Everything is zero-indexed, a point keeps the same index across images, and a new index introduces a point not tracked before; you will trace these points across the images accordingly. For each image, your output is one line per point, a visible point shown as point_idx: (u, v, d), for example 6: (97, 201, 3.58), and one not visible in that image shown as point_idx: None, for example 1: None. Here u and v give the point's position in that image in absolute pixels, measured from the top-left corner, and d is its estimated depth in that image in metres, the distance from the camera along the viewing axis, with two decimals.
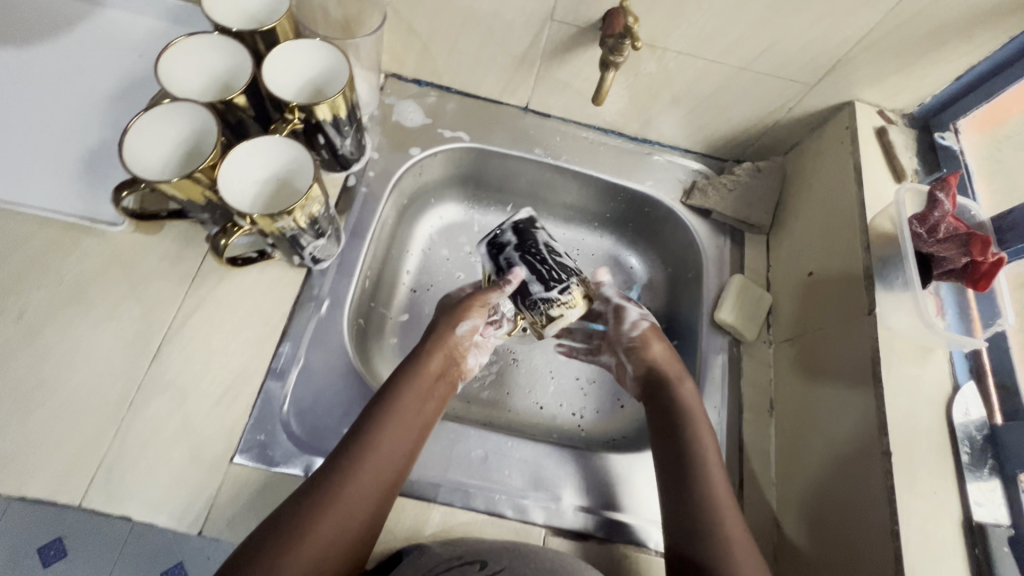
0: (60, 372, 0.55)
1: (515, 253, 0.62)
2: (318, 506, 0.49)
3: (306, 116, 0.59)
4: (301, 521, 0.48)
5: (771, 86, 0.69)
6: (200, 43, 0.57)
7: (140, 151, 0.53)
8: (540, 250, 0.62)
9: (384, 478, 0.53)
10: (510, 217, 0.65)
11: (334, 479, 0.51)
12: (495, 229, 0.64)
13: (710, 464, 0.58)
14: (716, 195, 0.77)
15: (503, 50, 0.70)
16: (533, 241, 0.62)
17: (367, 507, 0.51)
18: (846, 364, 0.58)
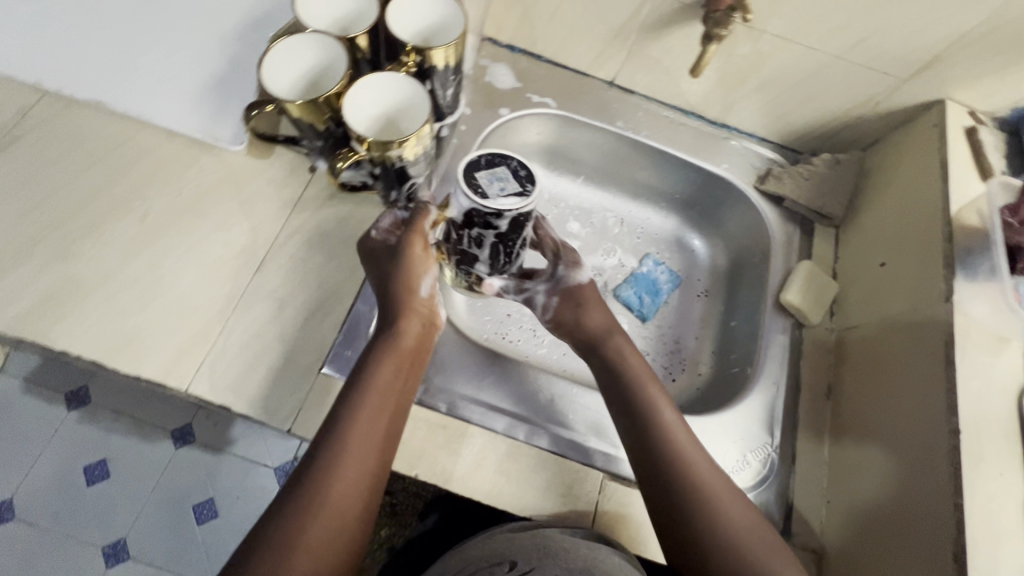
0: (175, 272, 0.61)
1: (491, 239, 0.54)
2: (307, 515, 0.46)
3: (420, 60, 0.62)
4: (296, 533, 0.46)
5: (863, 78, 0.70)
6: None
7: (276, 74, 0.58)
8: (515, 241, 0.55)
9: (369, 467, 0.50)
10: (518, 205, 0.48)
11: (315, 488, 0.48)
12: (487, 209, 0.48)
13: (708, 485, 0.54)
14: (791, 183, 0.78)
15: (602, 21, 0.73)
16: (515, 235, 0.54)
17: (360, 505, 0.49)
18: (915, 349, 0.60)
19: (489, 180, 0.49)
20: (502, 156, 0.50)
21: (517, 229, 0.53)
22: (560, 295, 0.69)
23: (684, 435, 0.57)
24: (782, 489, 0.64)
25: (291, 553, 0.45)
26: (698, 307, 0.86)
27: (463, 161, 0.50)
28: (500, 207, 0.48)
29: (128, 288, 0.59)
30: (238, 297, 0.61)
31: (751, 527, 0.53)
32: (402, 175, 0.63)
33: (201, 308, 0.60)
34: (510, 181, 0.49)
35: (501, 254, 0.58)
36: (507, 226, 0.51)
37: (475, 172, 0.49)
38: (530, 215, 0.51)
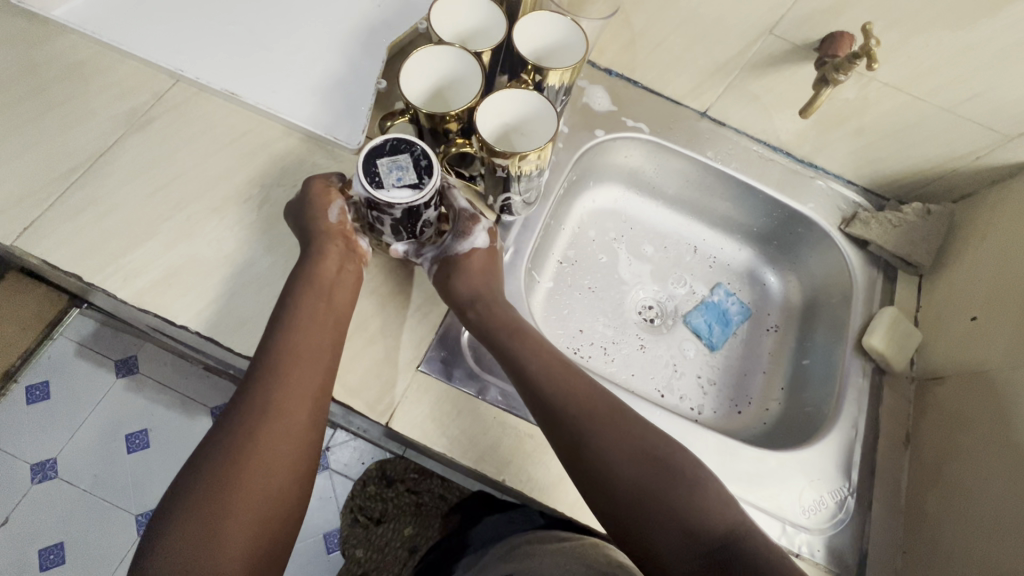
0: (288, 260, 0.64)
1: (389, 221, 0.57)
2: (259, 418, 0.52)
3: (538, 79, 0.65)
4: (250, 437, 0.51)
5: (966, 133, 0.70)
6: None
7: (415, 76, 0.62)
8: (411, 224, 0.58)
9: (304, 371, 0.55)
10: (411, 198, 0.53)
11: (256, 400, 0.53)
12: (386, 202, 0.53)
13: (604, 426, 0.55)
14: (878, 228, 0.78)
15: (707, 55, 0.75)
16: (412, 219, 0.57)
17: (304, 407, 0.54)
18: (1004, 409, 0.60)
19: (389, 169, 0.53)
20: (407, 144, 0.54)
21: (416, 218, 0.57)
22: (444, 265, 0.65)
23: (571, 375, 0.59)
24: (857, 533, 0.64)
25: (249, 452, 0.50)
26: (768, 342, 0.87)
27: (368, 146, 0.54)
28: (391, 198, 0.53)
29: (246, 270, 0.63)
30: None
31: (650, 452, 0.54)
32: (512, 183, 0.64)
33: None
34: (409, 171, 0.54)
35: (406, 232, 0.60)
36: (401, 215, 0.55)
37: (378, 158, 0.53)
38: (427, 206, 0.56)
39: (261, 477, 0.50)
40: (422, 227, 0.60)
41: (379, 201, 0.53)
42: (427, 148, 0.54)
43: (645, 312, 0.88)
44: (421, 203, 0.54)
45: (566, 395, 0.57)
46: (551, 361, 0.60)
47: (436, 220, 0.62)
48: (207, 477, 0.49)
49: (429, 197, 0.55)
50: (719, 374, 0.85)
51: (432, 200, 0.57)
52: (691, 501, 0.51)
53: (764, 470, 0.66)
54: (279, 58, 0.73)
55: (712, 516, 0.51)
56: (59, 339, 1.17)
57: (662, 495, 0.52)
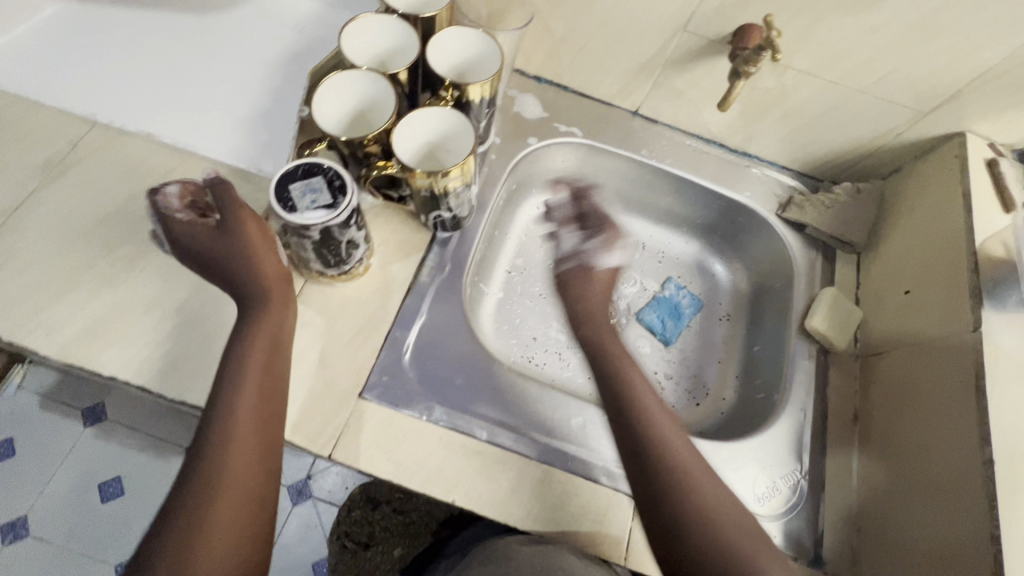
0: (219, 299, 0.63)
1: (311, 246, 0.56)
2: (216, 467, 0.48)
3: (458, 94, 0.65)
4: (207, 487, 0.47)
5: (883, 111, 0.72)
6: (377, 20, 0.64)
7: (327, 105, 0.61)
8: (334, 247, 0.58)
9: (259, 408, 0.52)
10: (326, 218, 0.53)
11: (205, 446, 0.49)
12: (301, 224, 0.53)
13: (698, 463, 0.54)
14: (813, 211, 0.80)
15: (628, 54, 0.76)
16: (334, 241, 0.57)
17: (264, 446, 0.51)
18: (941, 379, 0.61)
19: (302, 192, 0.53)
20: (319, 167, 0.54)
21: (337, 238, 0.57)
22: (578, 264, 0.69)
23: (659, 412, 0.57)
24: (814, 515, 0.65)
25: (207, 504, 0.47)
26: (720, 332, 0.88)
27: (280, 173, 0.54)
28: (305, 220, 0.53)
29: (177, 313, 0.61)
30: None
31: (723, 504, 0.52)
32: (440, 200, 0.64)
33: None
34: (322, 193, 0.54)
35: (331, 257, 0.60)
36: (320, 237, 0.55)
37: (290, 183, 0.54)
38: (346, 226, 0.56)
39: (223, 530, 0.46)
40: (347, 249, 0.60)
41: (294, 225, 0.53)
42: (340, 169, 0.55)
43: None
44: (338, 221, 0.54)
45: (641, 408, 0.57)
46: (665, 406, 0.58)
47: (363, 241, 0.62)
48: (167, 538, 0.46)
49: (346, 215, 0.54)
50: (675, 368, 0.86)
51: (351, 219, 0.56)
52: (749, 555, 0.50)
53: (716, 462, 0.66)
54: (200, 95, 0.72)
55: (765, 570, 0.49)
56: (17, 394, 1.14)
57: (720, 543, 0.50)
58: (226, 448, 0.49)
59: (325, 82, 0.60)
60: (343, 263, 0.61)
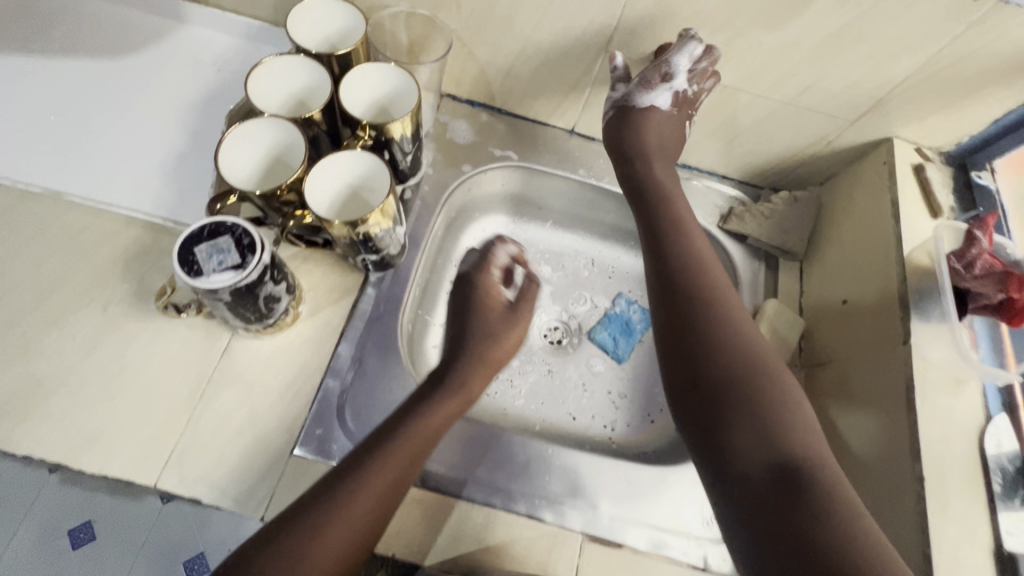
0: (139, 362, 0.60)
1: (226, 307, 0.54)
2: (354, 483, 0.51)
3: (376, 134, 0.63)
4: (351, 498, 0.50)
5: (812, 121, 0.72)
6: (283, 62, 0.62)
7: (233, 161, 0.58)
8: (252, 304, 0.56)
9: (422, 432, 0.56)
10: (236, 279, 0.51)
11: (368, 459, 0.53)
12: (209, 288, 0.50)
13: (766, 379, 0.53)
14: (752, 222, 0.79)
15: (555, 76, 0.74)
16: (250, 300, 0.55)
17: (413, 464, 0.55)
18: (875, 391, 0.61)
19: (208, 254, 0.51)
20: (225, 226, 0.52)
21: (254, 296, 0.55)
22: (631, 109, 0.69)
23: (726, 290, 0.60)
24: None
25: (328, 518, 0.49)
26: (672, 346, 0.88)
27: (183, 235, 0.52)
28: (212, 283, 0.50)
29: (94, 380, 0.59)
30: (204, 381, 0.61)
31: (758, 360, 0.54)
32: (364, 246, 0.62)
33: (166, 397, 0.59)
34: (231, 253, 0.52)
35: (250, 315, 0.57)
36: (232, 298, 0.53)
37: (195, 246, 0.51)
38: (259, 284, 0.54)
39: (326, 546, 0.48)
40: (268, 304, 0.58)
41: (201, 289, 0.50)
42: (249, 226, 0.53)
43: (550, 334, 0.88)
44: (248, 281, 0.52)
45: (729, 325, 0.57)
46: (721, 267, 0.63)
47: (285, 293, 0.60)
48: (288, 544, 0.47)
49: (258, 273, 0.52)
50: (630, 386, 0.85)
51: (265, 275, 0.54)
52: (774, 407, 0.51)
53: (663, 488, 0.65)
54: (113, 145, 0.69)
55: (796, 442, 0.49)
56: None
57: (761, 421, 0.50)
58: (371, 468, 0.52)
59: (230, 133, 0.57)
60: (266, 317, 0.59)
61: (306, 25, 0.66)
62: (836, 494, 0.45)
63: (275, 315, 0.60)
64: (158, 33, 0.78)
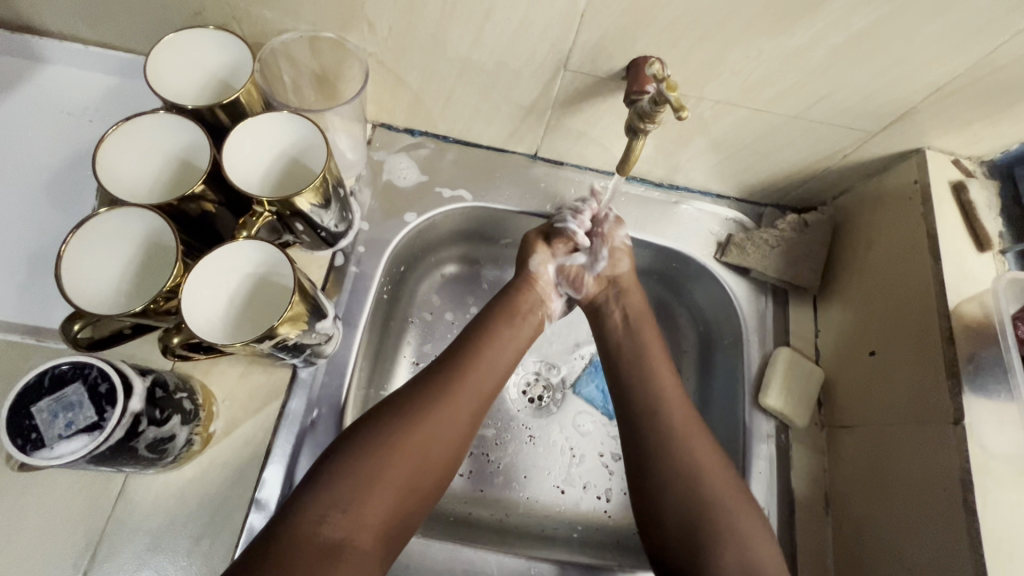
0: (9, 523, 0.48)
1: (95, 466, 0.42)
2: (384, 448, 0.48)
3: (279, 207, 0.50)
4: (384, 459, 0.48)
5: (825, 134, 0.58)
6: (136, 125, 0.48)
7: (85, 277, 0.45)
8: (129, 457, 0.43)
9: (448, 418, 0.52)
10: (89, 446, 0.38)
11: (386, 440, 0.49)
12: (53, 461, 0.38)
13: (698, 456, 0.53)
14: (755, 253, 0.67)
15: (507, 101, 0.60)
16: (124, 454, 0.42)
17: (455, 425, 0.53)
18: (920, 479, 0.50)
19: (51, 413, 0.39)
20: (77, 371, 0.40)
21: (129, 449, 0.42)
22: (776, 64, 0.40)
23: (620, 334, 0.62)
24: None
25: (364, 482, 0.47)
26: None
27: (17, 388, 0.39)
28: (57, 456, 0.38)
29: None
30: (96, 538, 0.49)
31: (724, 485, 0.52)
32: (282, 352, 0.50)
33: (48, 565, 0.47)
34: (84, 408, 0.39)
35: (136, 464, 0.45)
36: (95, 462, 0.41)
37: (32, 404, 0.39)
38: (130, 438, 0.41)
39: (361, 512, 0.46)
40: (157, 446, 0.45)
41: (42, 466, 0.38)
42: (108, 365, 0.40)
43: (529, 390, 0.73)
44: (110, 443, 0.39)
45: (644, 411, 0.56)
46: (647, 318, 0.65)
47: (181, 424, 0.48)
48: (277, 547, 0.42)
49: (124, 429, 0.40)
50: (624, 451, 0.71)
51: (140, 423, 0.42)
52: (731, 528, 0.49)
53: None
54: None
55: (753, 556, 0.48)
56: None
57: (696, 504, 0.51)
58: (382, 454, 0.48)
59: (69, 242, 0.43)
60: (159, 458, 0.47)
61: (182, 66, 0.51)
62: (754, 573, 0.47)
63: (172, 451, 0.48)
64: (7, 79, 0.62)
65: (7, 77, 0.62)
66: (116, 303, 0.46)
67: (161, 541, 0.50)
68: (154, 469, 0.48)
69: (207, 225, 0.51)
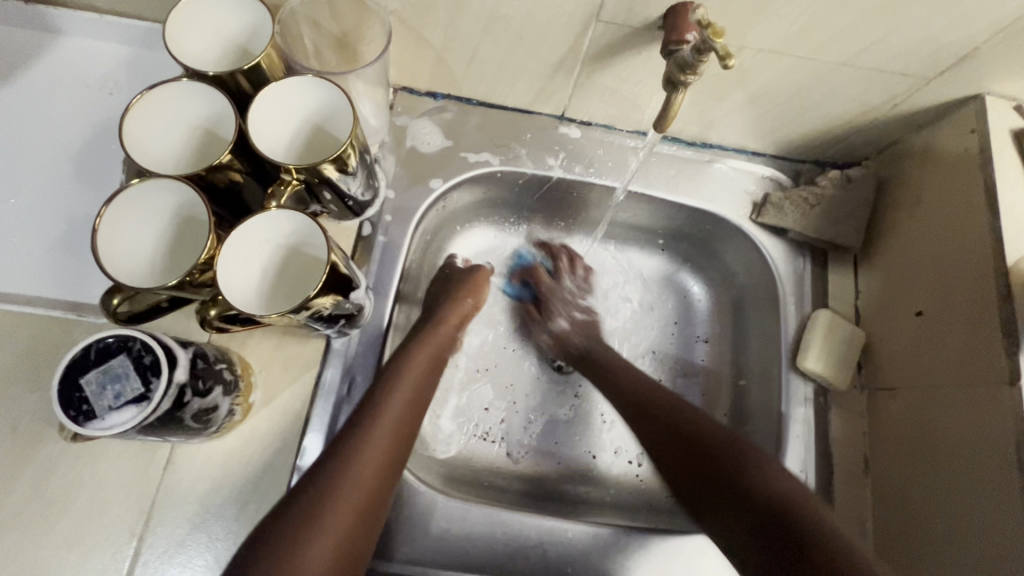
0: (66, 491, 0.50)
1: (146, 435, 0.43)
2: (340, 468, 0.46)
3: (307, 175, 0.49)
4: (329, 481, 0.45)
5: (876, 82, 0.54)
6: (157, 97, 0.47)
7: (127, 252, 0.45)
8: (176, 427, 0.44)
9: (381, 435, 0.50)
10: (137, 416, 0.39)
11: (320, 482, 0.45)
12: (105, 432, 0.38)
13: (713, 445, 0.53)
14: (794, 212, 0.64)
15: (535, 58, 0.57)
16: (171, 424, 0.43)
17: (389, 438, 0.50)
18: (970, 440, 0.49)
19: (100, 385, 0.39)
20: (120, 344, 0.40)
21: (176, 420, 0.43)
22: None
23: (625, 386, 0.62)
24: None
25: (319, 505, 0.44)
26: (704, 362, 0.73)
27: (65, 361, 0.40)
28: (108, 426, 0.39)
29: (14, 521, 0.49)
30: (149, 504, 0.51)
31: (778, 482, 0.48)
32: (318, 323, 0.50)
33: (107, 530, 0.49)
34: (130, 379, 0.40)
35: (184, 433, 0.46)
36: (145, 431, 0.41)
37: (82, 376, 0.39)
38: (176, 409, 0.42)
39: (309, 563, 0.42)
40: (203, 416, 0.46)
41: (94, 436, 0.39)
42: (150, 337, 0.41)
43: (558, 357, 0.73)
44: (157, 414, 0.40)
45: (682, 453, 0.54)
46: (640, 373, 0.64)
47: (225, 394, 0.48)
48: None
49: (169, 399, 0.41)
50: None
51: (185, 394, 0.43)
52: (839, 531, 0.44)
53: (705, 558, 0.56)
54: None
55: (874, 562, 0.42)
56: None
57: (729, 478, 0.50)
58: (318, 497, 0.44)
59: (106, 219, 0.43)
60: (205, 427, 0.48)
61: (199, 32, 0.50)
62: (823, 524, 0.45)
63: (217, 421, 0.49)
64: (27, 52, 0.61)
65: (26, 49, 0.61)
66: (153, 274, 0.45)
67: (210, 507, 0.51)
68: (201, 437, 0.49)
69: (237, 195, 0.50)
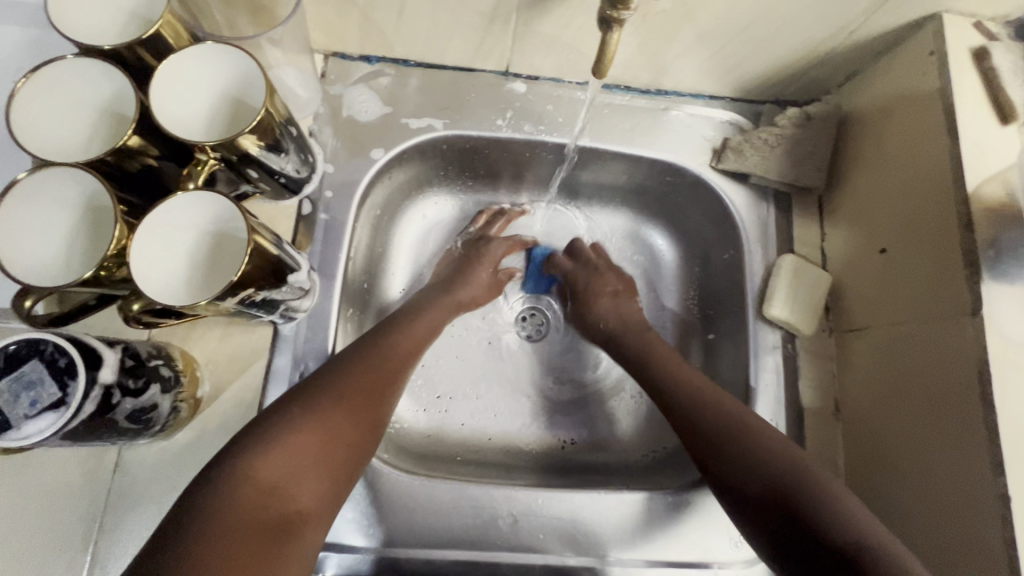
0: None
1: (73, 441, 0.40)
2: (326, 396, 0.47)
3: (224, 153, 0.45)
4: (310, 435, 0.45)
5: (829, 8, 0.51)
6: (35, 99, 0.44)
7: (39, 251, 0.42)
8: (107, 429, 0.42)
9: (380, 372, 0.51)
10: (55, 423, 0.37)
11: (315, 410, 0.46)
12: (22, 441, 0.36)
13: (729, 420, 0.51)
14: (754, 156, 0.62)
15: (465, 9, 0.53)
16: (98, 427, 0.41)
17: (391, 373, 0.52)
18: (934, 368, 0.48)
19: (13, 394, 0.37)
20: (32, 347, 0.38)
21: (107, 423, 0.41)
22: None
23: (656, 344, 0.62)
24: None
25: (294, 459, 0.44)
26: (671, 318, 0.71)
27: None
28: (25, 437, 0.36)
29: None
30: (101, 510, 0.49)
31: (785, 455, 0.47)
32: (254, 309, 0.47)
33: (59, 540, 0.48)
34: (46, 385, 0.38)
35: (123, 435, 0.44)
36: (71, 438, 0.39)
37: None
38: (100, 411, 0.40)
39: (298, 488, 0.43)
40: (139, 415, 0.44)
41: (12, 449, 0.37)
42: (64, 339, 0.38)
43: (526, 326, 0.71)
44: (80, 417, 0.38)
45: (688, 397, 0.55)
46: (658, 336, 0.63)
47: (165, 390, 0.46)
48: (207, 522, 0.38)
49: (90, 401, 0.38)
50: (603, 376, 0.70)
51: (112, 396, 0.41)
52: (827, 485, 0.45)
53: (684, 520, 0.55)
54: None
55: (864, 519, 0.42)
56: None
57: (739, 442, 0.49)
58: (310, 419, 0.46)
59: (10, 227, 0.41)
60: (145, 427, 0.46)
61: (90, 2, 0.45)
62: (845, 512, 0.42)
63: (160, 417, 0.47)
64: None
65: None
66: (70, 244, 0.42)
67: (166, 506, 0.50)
68: (146, 437, 0.47)
69: (154, 181, 0.47)
